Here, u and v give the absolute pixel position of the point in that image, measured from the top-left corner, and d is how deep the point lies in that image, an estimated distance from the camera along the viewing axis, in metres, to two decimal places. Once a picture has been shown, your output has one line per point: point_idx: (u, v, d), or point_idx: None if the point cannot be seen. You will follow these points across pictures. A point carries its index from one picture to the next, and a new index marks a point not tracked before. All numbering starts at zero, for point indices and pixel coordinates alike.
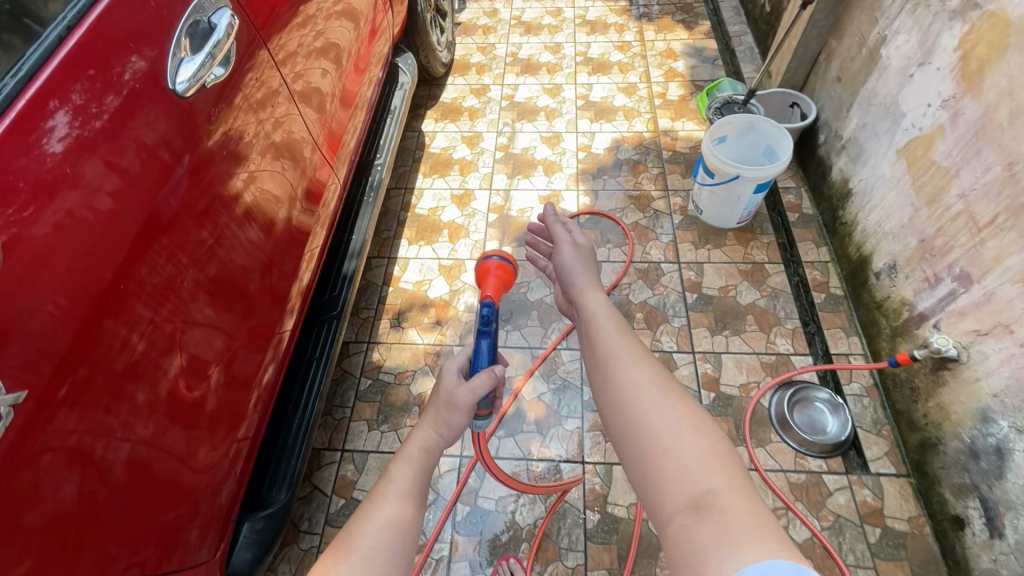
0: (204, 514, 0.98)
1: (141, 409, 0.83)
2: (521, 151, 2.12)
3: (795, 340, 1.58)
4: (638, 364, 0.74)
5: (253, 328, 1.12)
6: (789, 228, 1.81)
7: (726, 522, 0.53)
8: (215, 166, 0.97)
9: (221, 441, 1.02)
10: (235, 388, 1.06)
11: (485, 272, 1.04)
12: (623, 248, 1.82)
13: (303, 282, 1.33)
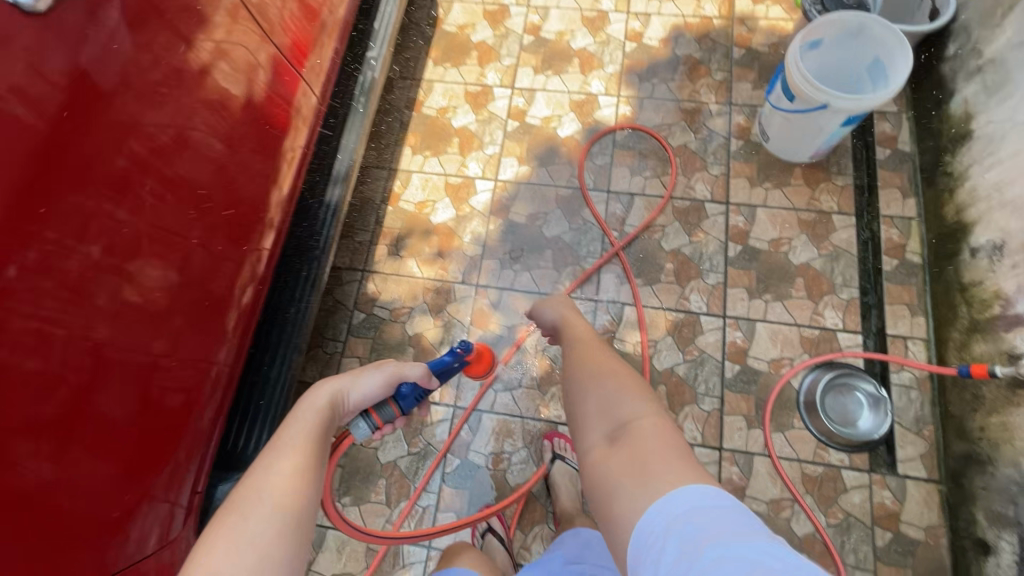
0: (188, 436, 0.95)
1: (104, 309, 0.80)
2: (555, 37, 1.71)
3: (848, 313, 1.36)
4: (581, 344, 0.86)
5: (232, 236, 1.02)
6: (873, 168, 1.47)
7: (637, 448, 0.65)
8: (160, 48, 0.84)
9: (201, 358, 0.97)
10: (203, 311, 0.96)
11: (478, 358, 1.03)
12: (664, 179, 1.53)
13: (283, 194, 1.14)
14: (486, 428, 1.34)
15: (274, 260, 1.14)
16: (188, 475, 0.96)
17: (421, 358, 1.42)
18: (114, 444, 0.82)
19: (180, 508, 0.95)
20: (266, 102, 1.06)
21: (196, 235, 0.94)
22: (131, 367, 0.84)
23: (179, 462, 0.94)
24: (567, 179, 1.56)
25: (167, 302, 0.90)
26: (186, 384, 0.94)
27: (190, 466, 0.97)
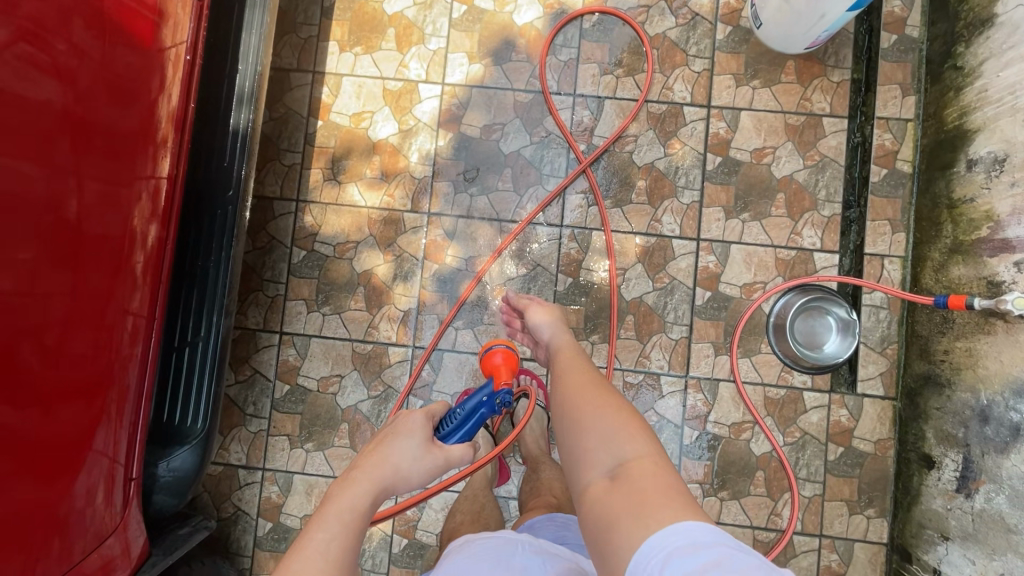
0: (105, 391, 0.84)
1: None
2: None
3: (827, 232, 1.27)
4: (575, 371, 0.80)
5: (113, 160, 0.83)
6: (874, 60, 1.29)
7: (636, 487, 0.57)
8: None
9: (103, 308, 0.83)
10: (83, 249, 0.79)
11: (494, 365, 1.02)
12: (638, 78, 1.32)
13: (174, 108, 0.92)
14: (448, 368, 1.29)
15: (181, 192, 0.95)
16: (121, 430, 0.87)
17: (373, 297, 1.31)
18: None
19: (121, 465, 0.87)
20: None
21: (40, 153, 0.75)
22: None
23: (101, 420, 0.83)
24: (527, 80, 1.33)
25: (19, 241, 0.73)
26: (90, 338, 0.81)
27: (121, 421, 0.87)
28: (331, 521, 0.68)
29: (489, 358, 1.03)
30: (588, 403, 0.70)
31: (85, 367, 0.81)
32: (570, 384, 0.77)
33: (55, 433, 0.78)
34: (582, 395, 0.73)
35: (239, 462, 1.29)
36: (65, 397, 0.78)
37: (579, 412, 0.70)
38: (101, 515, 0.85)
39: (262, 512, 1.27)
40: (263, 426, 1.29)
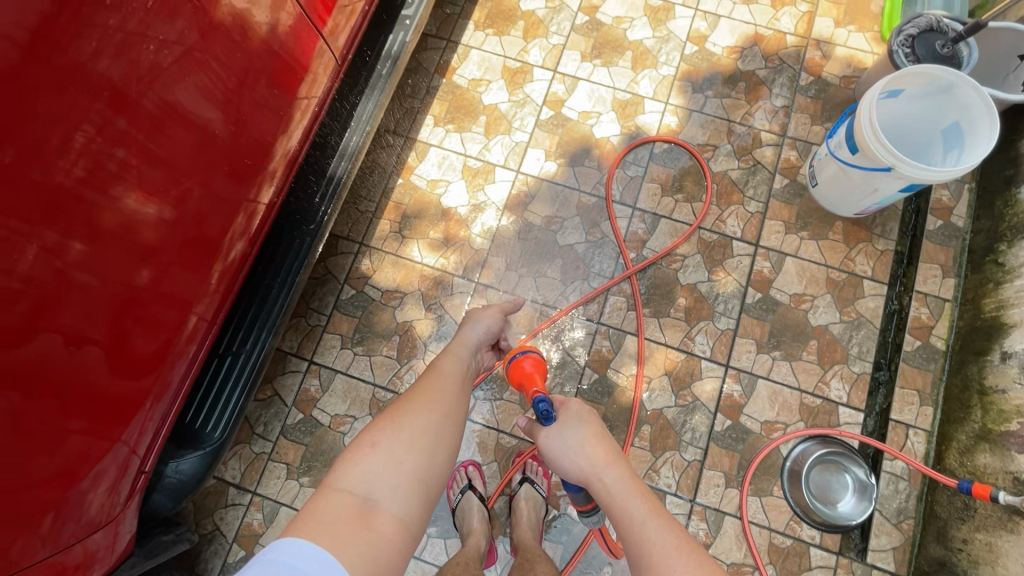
0: (158, 384, 0.90)
1: (83, 231, 0.75)
2: (611, 22, 1.56)
3: (855, 388, 1.29)
4: (677, 564, 0.70)
5: (231, 180, 0.93)
6: (919, 238, 1.37)
7: None
8: None
9: (182, 306, 0.90)
10: (186, 252, 0.88)
11: (524, 372, 0.95)
12: (695, 205, 1.42)
13: (290, 148, 1.05)
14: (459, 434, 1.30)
15: (272, 217, 1.06)
16: (153, 422, 0.91)
17: (405, 347, 1.36)
18: (81, 378, 0.77)
19: (141, 457, 0.91)
20: (283, 31, 0.94)
21: (184, 165, 0.85)
22: (113, 298, 0.79)
23: (144, 408, 0.88)
24: (594, 185, 1.45)
25: (143, 234, 0.82)
26: (164, 333, 0.88)
27: (158, 413, 0.92)
28: (443, 368, 0.94)
29: (518, 370, 0.97)
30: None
31: (153, 360, 0.87)
32: None
33: (113, 414, 0.83)
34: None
35: (232, 479, 1.28)
36: (132, 383, 0.85)
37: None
38: (104, 505, 0.86)
39: (239, 538, 1.25)
40: (266, 449, 1.30)
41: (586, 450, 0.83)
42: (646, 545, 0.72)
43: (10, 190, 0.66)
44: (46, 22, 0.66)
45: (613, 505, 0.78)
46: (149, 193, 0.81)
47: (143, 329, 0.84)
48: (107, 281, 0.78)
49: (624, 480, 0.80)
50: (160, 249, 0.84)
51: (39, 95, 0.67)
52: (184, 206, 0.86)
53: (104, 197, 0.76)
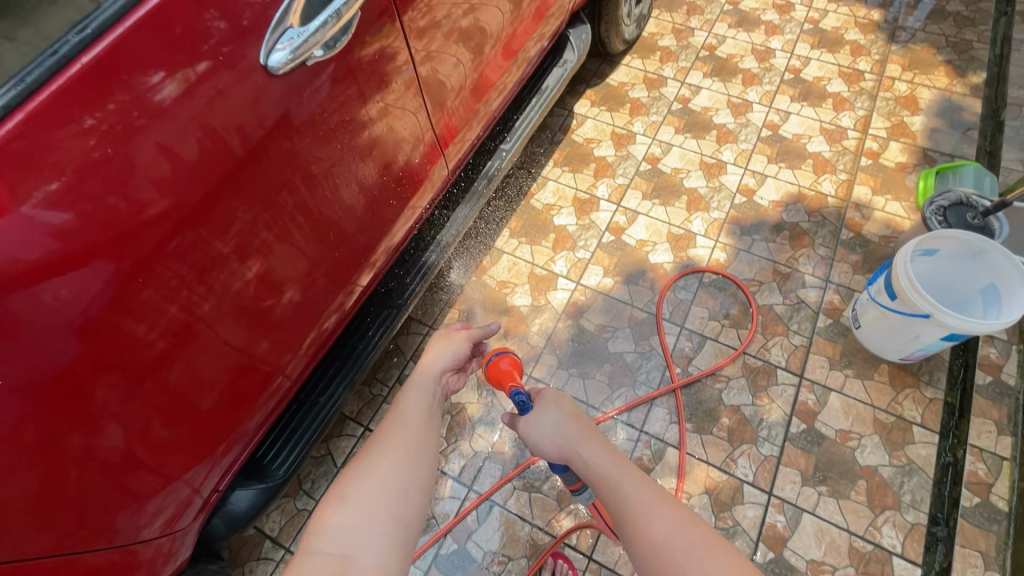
0: (236, 430, 1.03)
1: (219, 296, 0.90)
2: (670, 171, 1.83)
3: (909, 539, 1.23)
4: (657, 511, 0.74)
5: (339, 263, 1.12)
6: (969, 391, 1.39)
7: None
8: (349, 88, 0.96)
9: (274, 364, 1.06)
10: (290, 320, 1.05)
11: (496, 372, 1.00)
12: (740, 331, 1.52)
13: (394, 240, 1.28)
14: (493, 522, 1.31)
15: (368, 291, 1.26)
16: (221, 464, 1.04)
17: (455, 427, 1.44)
18: (181, 414, 0.91)
19: (204, 494, 1.02)
20: (411, 156, 1.21)
21: (309, 252, 1.03)
22: (224, 353, 0.95)
23: (219, 449, 1.01)
24: (646, 302, 1.59)
25: (264, 302, 0.98)
26: (252, 385, 1.03)
27: (229, 456, 1.05)
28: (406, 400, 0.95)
29: (495, 369, 1.00)
30: (690, 559, 0.68)
31: (237, 406, 1.01)
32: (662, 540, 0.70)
33: (194, 449, 0.95)
34: (682, 548, 0.69)
35: (270, 533, 1.33)
36: (215, 425, 0.98)
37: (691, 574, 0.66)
38: (164, 527, 0.97)
39: None
40: (308, 507, 1.35)
41: (569, 431, 0.88)
42: (624, 503, 0.76)
43: (185, 258, 0.83)
44: (264, 133, 0.86)
45: (595, 476, 0.81)
46: (278, 271, 0.98)
47: (239, 381, 0.99)
48: (226, 339, 0.94)
49: (601, 449, 0.84)
50: (273, 318, 1.01)
51: (230, 189, 0.85)
52: (300, 284, 1.04)
53: (246, 268, 0.92)
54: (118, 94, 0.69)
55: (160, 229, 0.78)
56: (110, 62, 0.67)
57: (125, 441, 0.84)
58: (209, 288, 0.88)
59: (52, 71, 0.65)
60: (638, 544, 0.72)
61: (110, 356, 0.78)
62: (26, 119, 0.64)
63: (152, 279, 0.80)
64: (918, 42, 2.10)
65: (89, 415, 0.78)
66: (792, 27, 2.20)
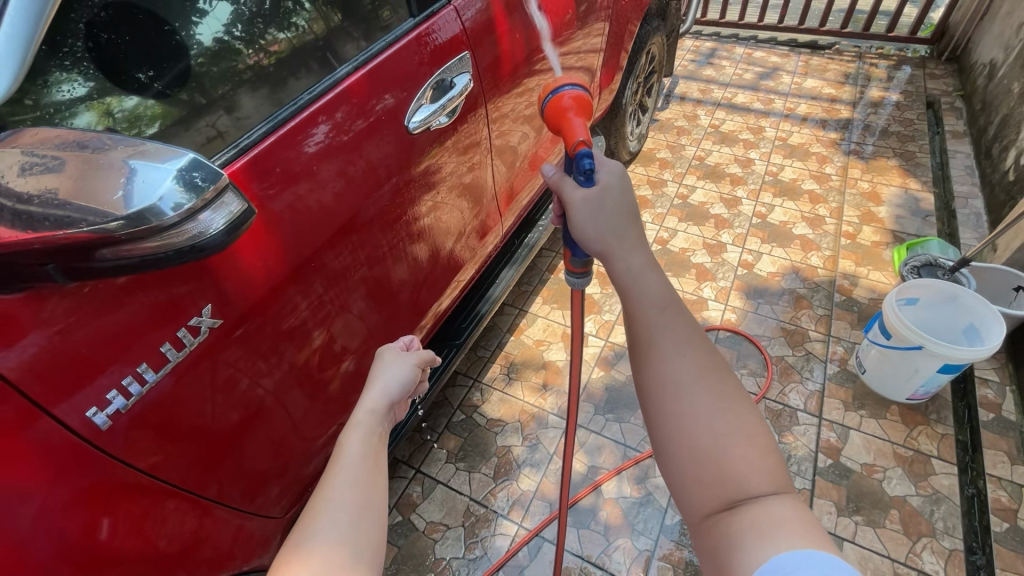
0: (287, 480, 1.09)
1: (284, 362, 0.98)
2: (678, 251, 2.13)
3: (950, 564, 1.27)
4: (687, 355, 0.67)
5: (389, 326, 1.25)
6: (975, 427, 1.52)
7: (764, 515, 0.58)
8: (412, 191, 1.15)
9: (328, 417, 1.14)
10: (344, 378, 1.15)
11: (560, 112, 0.78)
12: (759, 379, 1.68)
13: (441, 306, 1.45)
14: (544, 557, 1.34)
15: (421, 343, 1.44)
16: (275, 508, 1.09)
17: (502, 468, 1.52)
18: (244, 469, 0.96)
19: (255, 546, 1.04)
20: (454, 246, 1.39)
21: (364, 319, 1.15)
22: (293, 405, 1.03)
23: (271, 497, 1.06)
24: None
25: (322, 364, 1.08)
26: (305, 437, 1.09)
27: (279, 504, 1.09)
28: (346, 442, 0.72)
29: (556, 110, 0.79)
30: (711, 405, 0.65)
31: (292, 454, 1.08)
32: (683, 371, 0.66)
33: (253, 495, 1.01)
34: (703, 396, 0.65)
35: None
36: (272, 473, 1.04)
37: (691, 420, 0.64)
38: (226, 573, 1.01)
39: None
40: None
41: (616, 224, 0.72)
42: (653, 332, 0.69)
43: (266, 326, 0.92)
44: (351, 220, 1.01)
45: (630, 288, 0.70)
46: (337, 336, 1.09)
47: (293, 435, 1.06)
48: (296, 393, 1.03)
49: (642, 263, 0.71)
50: (334, 378, 1.12)
51: (311, 265, 0.97)
52: (357, 353, 1.17)
53: (323, 330, 1.05)
54: (304, 142, 0.89)
55: (256, 298, 0.87)
56: (308, 120, 0.89)
57: (209, 474, 0.89)
58: (294, 344, 0.99)
59: (291, 114, 0.89)
60: (654, 377, 0.67)
61: (189, 423, 0.83)
62: (274, 141, 0.86)
63: (232, 348, 0.87)
64: (871, 153, 2.55)
65: (189, 444, 0.83)
66: (766, 143, 2.67)
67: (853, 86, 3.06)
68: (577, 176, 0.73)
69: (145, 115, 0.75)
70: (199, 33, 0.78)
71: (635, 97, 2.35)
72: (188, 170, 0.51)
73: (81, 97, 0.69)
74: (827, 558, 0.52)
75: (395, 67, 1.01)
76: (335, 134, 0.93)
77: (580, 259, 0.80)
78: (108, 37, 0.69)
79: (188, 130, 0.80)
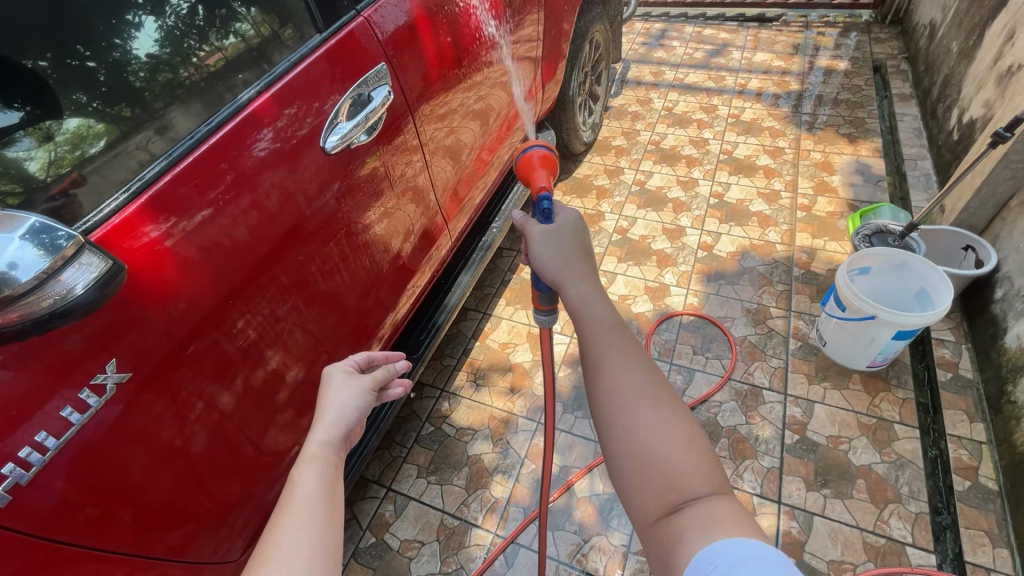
0: (252, 509, 1.06)
1: (229, 392, 0.95)
2: (638, 238, 2.12)
3: (917, 528, 1.29)
4: (631, 367, 0.65)
5: (347, 340, 1.22)
6: (935, 388, 1.54)
7: (708, 514, 0.55)
8: (360, 193, 1.14)
9: (288, 442, 1.11)
10: (301, 399, 1.12)
11: (528, 167, 0.85)
12: (723, 361, 1.68)
13: (398, 315, 1.42)
14: (521, 565, 1.33)
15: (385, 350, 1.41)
16: (240, 538, 1.06)
17: (474, 478, 1.51)
18: (198, 507, 0.93)
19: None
20: (403, 248, 1.34)
21: (317, 339, 1.13)
22: (247, 433, 1.00)
23: (236, 530, 1.04)
24: None
25: (275, 388, 1.05)
26: (267, 464, 1.07)
27: (244, 533, 1.07)
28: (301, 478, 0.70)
29: (525, 164, 0.86)
30: (654, 417, 0.61)
31: (255, 483, 1.05)
32: (628, 386, 0.63)
33: (214, 530, 0.98)
34: (645, 405, 0.63)
35: None
36: (233, 506, 1.01)
37: (637, 434, 0.61)
38: None
39: None
40: None
41: (570, 257, 0.73)
42: (601, 350, 0.66)
43: (201, 361, 0.89)
44: (283, 241, 0.98)
45: (580, 312, 0.69)
46: (288, 359, 1.06)
47: (252, 464, 1.03)
48: (249, 421, 1.00)
49: (593, 292, 0.70)
50: (287, 401, 1.08)
51: (243, 293, 0.93)
52: (313, 371, 1.14)
53: (266, 359, 1.01)
54: (208, 175, 0.85)
55: (180, 335, 0.84)
56: (210, 153, 0.85)
57: (157, 526, 0.86)
58: (235, 375, 0.95)
59: (187, 149, 0.84)
60: (600, 389, 0.64)
61: (126, 470, 0.79)
62: (170, 180, 0.81)
63: (164, 389, 0.83)
64: (822, 123, 2.57)
65: (127, 502, 0.80)
66: (720, 121, 2.67)
67: (803, 57, 3.07)
68: (537, 216, 0.77)
69: (89, 134, 0.77)
70: (133, 48, 0.80)
71: (584, 87, 2.34)
72: (45, 233, 0.50)
73: (15, 123, 0.70)
74: (755, 544, 0.52)
75: (303, 85, 0.97)
76: (248, 161, 0.90)
77: (546, 295, 0.80)
78: (33, 63, 0.70)
79: (121, 153, 0.80)
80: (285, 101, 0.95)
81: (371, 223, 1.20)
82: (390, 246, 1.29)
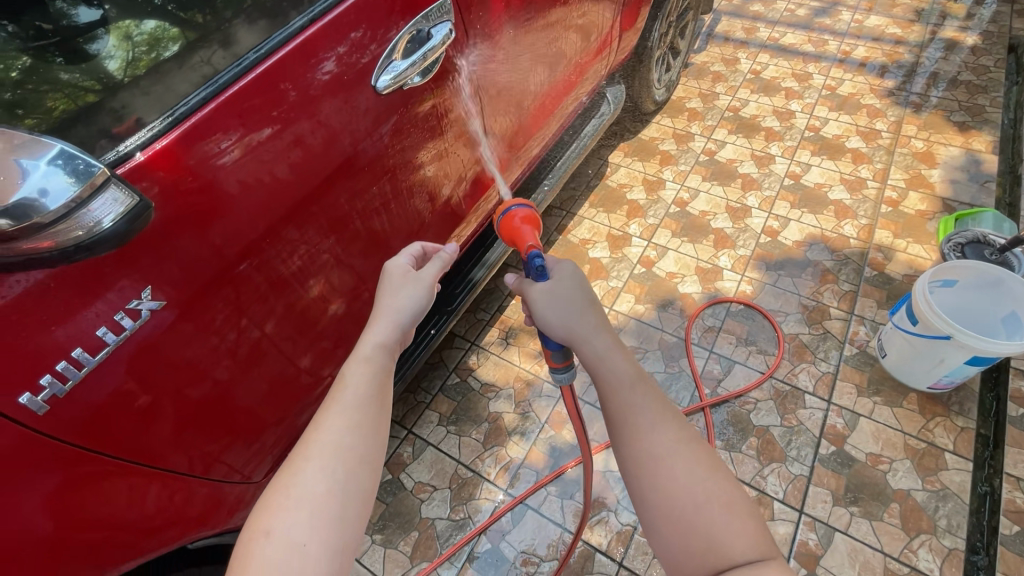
0: (283, 430, 1.10)
1: (268, 316, 0.96)
2: (698, 214, 1.98)
3: (948, 563, 1.22)
4: (660, 427, 0.65)
5: None
6: (1002, 422, 1.41)
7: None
8: (413, 133, 1.09)
9: (322, 370, 1.13)
10: (338, 331, 1.13)
11: (512, 227, 0.87)
12: (768, 357, 1.59)
13: None
14: (526, 525, 1.36)
15: None
16: (271, 455, 1.11)
17: (492, 434, 1.52)
18: (233, 421, 0.97)
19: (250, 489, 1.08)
20: (452, 194, 1.30)
21: (358, 274, 1.12)
22: (283, 358, 1.02)
23: (267, 447, 1.08)
24: (675, 328, 1.68)
25: (312, 318, 1.05)
26: (301, 389, 1.09)
27: (275, 451, 1.11)
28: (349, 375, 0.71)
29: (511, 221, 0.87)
30: (686, 475, 0.62)
31: (288, 405, 1.08)
32: (661, 448, 0.64)
33: (247, 445, 1.02)
34: (678, 466, 0.63)
35: None
36: (266, 424, 1.05)
37: (676, 494, 0.61)
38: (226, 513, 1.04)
39: None
40: None
41: (577, 310, 0.72)
42: (626, 408, 0.66)
43: (241, 285, 0.89)
44: (328, 177, 0.95)
45: (598, 372, 0.69)
46: (328, 292, 1.06)
47: (287, 387, 1.05)
48: (284, 347, 1.02)
49: (609, 348, 0.70)
50: (323, 331, 1.09)
51: (285, 224, 0.92)
52: (352, 305, 1.14)
53: (304, 289, 1.01)
54: (254, 107, 0.80)
55: (223, 257, 0.84)
56: (257, 83, 0.80)
57: (188, 440, 0.90)
58: (269, 307, 0.96)
59: (234, 77, 0.79)
60: (630, 451, 0.65)
61: (167, 378, 0.82)
62: (213, 110, 0.77)
63: (205, 306, 0.85)
64: (932, 107, 2.27)
65: (165, 408, 0.84)
66: (812, 92, 2.40)
67: (924, 25, 2.68)
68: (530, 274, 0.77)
69: (164, 37, 0.76)
70: None
71: (666, 39, 2.13)
72: (72, 160, 0.50)
73: (95, 21, 0.72)
74: None
75: (361, 15, 0.89)
76: (299, 92, 0.85)
77: (558, 352, 0.76)
78: None
79: (185, 66, 0.77)
80: (346, 28, 0.88)
81: (421, 163, 1.15)
82: (439, 191, 1.25)
